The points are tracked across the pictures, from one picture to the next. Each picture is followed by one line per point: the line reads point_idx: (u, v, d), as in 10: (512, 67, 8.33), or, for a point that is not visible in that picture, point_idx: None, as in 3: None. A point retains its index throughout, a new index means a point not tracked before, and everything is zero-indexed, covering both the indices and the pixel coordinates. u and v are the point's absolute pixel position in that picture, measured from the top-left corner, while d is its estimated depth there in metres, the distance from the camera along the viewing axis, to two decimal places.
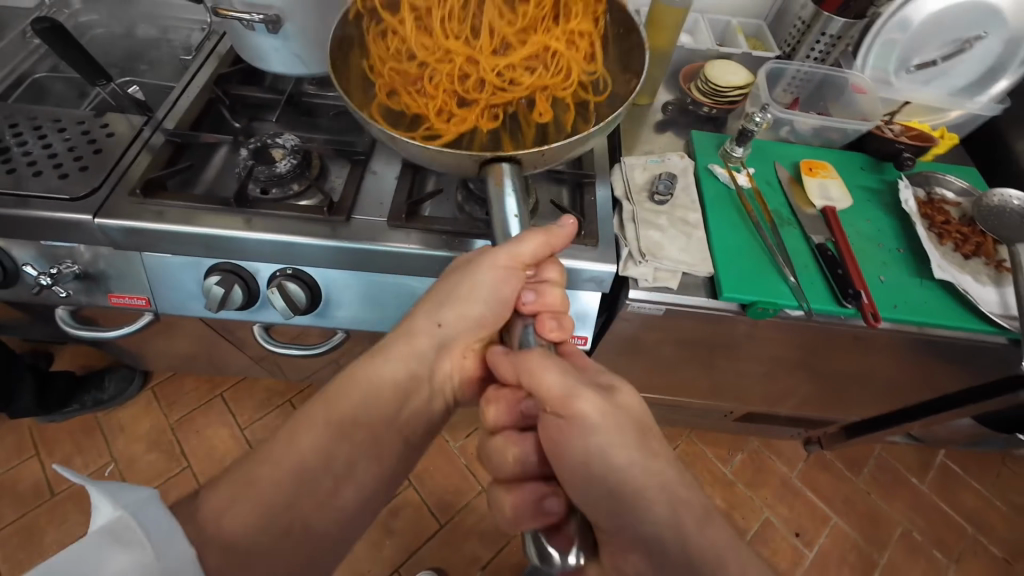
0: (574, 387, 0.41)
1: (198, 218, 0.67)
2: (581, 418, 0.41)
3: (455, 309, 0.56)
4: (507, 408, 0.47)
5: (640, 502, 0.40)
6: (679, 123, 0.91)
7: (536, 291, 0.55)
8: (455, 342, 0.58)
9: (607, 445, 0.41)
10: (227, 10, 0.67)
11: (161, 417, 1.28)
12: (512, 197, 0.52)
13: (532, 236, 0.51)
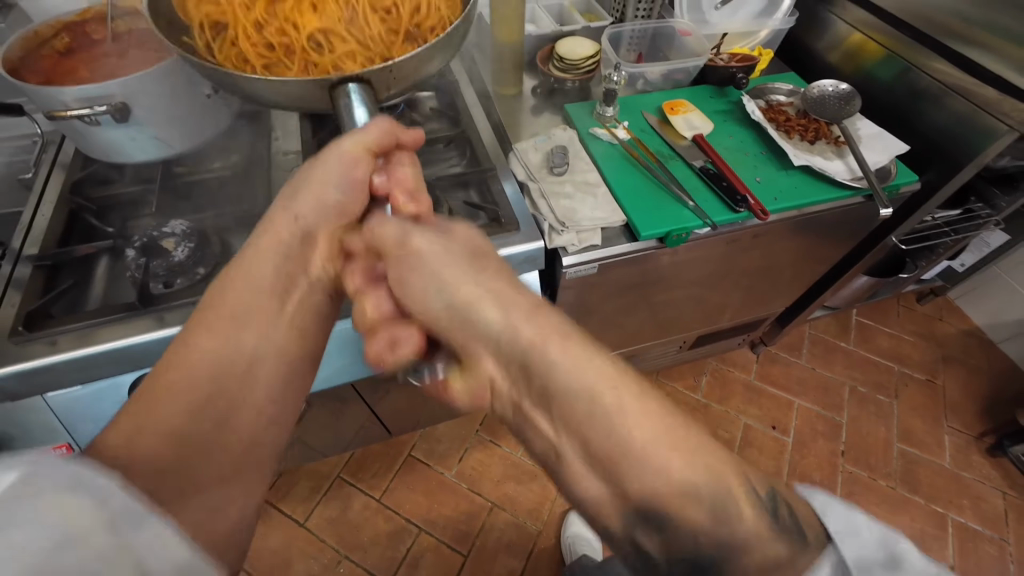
0: (409, 232, 0.45)
1: (102, 333, 0.62)
2: (418, 254, 0.44)
3: (308, 197, 0.51)
4: (363, 273, 0.50)
5: (548, 355, 0.36)
6: (551, 102, 0.99)
7: (387, 172, 0.53)
8: (319, 231, 0.51)
9: (443, 272, 0.42)
10: (63, 111, 0.63)
11: None
12: (357, 102, 0.49)
13: (377, 121, 0.50)
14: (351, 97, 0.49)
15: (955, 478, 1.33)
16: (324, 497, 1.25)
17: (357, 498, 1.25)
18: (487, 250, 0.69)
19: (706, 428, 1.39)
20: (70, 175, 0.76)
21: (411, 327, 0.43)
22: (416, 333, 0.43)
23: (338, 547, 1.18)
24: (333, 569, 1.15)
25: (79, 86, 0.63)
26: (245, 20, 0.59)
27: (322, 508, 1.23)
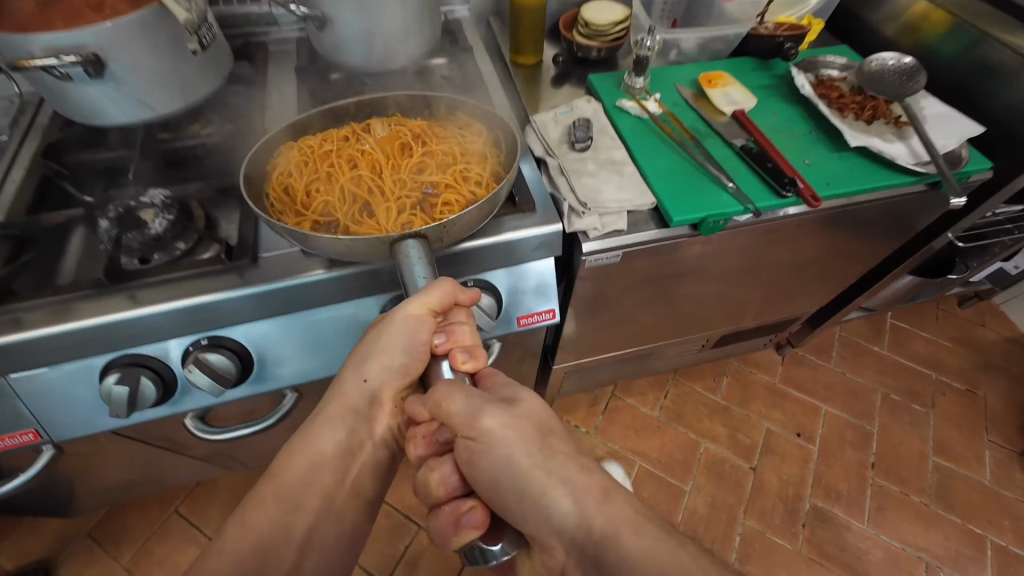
0: (478, 410, 0.45)
1: (66, 313, 0.56)
2: (485, 434, 0.45)
3: (378, 363, 0.54)
4: (425, 441, 0.51)
5: (552, 498, 0.45)
6: (573, 73, 0.90)
7: (445, 331, 0.52)
8: (384, 395, 0.57)
9: (512, 456, 0.45)
10: (29, 60, 0.56)
11: (111, 562, 1.10)
12: (419, 266, 0.52)
13: (439, 284, 0.51)
14: (410, 253, 0.52)
15: (996, 498, 1.23)
16: None
17: None
18: (497, 231, 0.61)
19: (724, 431, 1.30)
20: (47, 139, 0.70)
21: (476, 505, 0.45)
22: (482, 512, 0.45)
23: None
24: None
25: (48, 33, 0.56)
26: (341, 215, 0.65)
27: None
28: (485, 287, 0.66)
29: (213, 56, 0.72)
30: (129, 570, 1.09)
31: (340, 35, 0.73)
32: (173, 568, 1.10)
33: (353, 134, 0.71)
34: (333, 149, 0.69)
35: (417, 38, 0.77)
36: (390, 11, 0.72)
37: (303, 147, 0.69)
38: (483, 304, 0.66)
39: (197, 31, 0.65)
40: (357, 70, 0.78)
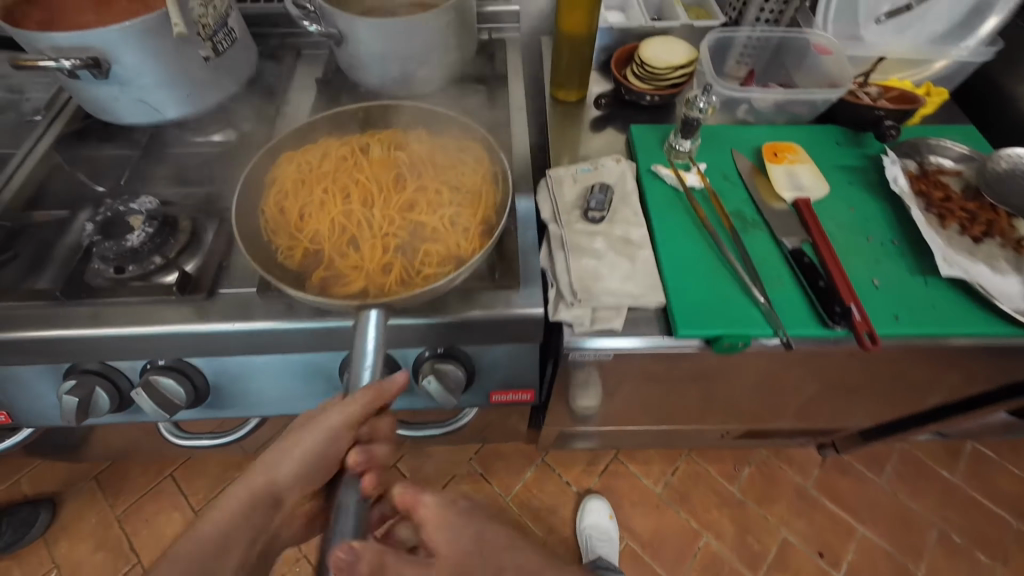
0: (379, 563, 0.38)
1: (27, 319, 0.55)
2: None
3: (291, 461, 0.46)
4: None
5: None
6: (618, 117, 0.79)
7: (367, 450, 0.45)
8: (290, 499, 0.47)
9: None
10: (27, 60, 0.54)
11: (106, 510, 1.18)
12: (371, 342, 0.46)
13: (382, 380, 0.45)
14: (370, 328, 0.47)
15: None
16: None
17: None
18: (468, 310, 0.54)
19: (732, 529, 1.15)
20: (67, 127, 0.71)
21: None
22: None
23: None
24: None
25: (50, 34, 0.55)
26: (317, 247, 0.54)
27: None
28: (457, 358, 0.61)
29: (228, 61, 0.69)
30: (120, 521, 1.17)
31: (358, 55, 0.67)
32: (156, 530, 1.16)
33: (352, 152, 0.60)
34: (329, 168, 0.58)
35: (440, 61, 0.69)
36: (412, 32, 0.64)
37: (301, 163, 0.58)
38: (452, 375, 0.60)
39: (211, 36, 0.64)
40: (376, 91, 0.72)
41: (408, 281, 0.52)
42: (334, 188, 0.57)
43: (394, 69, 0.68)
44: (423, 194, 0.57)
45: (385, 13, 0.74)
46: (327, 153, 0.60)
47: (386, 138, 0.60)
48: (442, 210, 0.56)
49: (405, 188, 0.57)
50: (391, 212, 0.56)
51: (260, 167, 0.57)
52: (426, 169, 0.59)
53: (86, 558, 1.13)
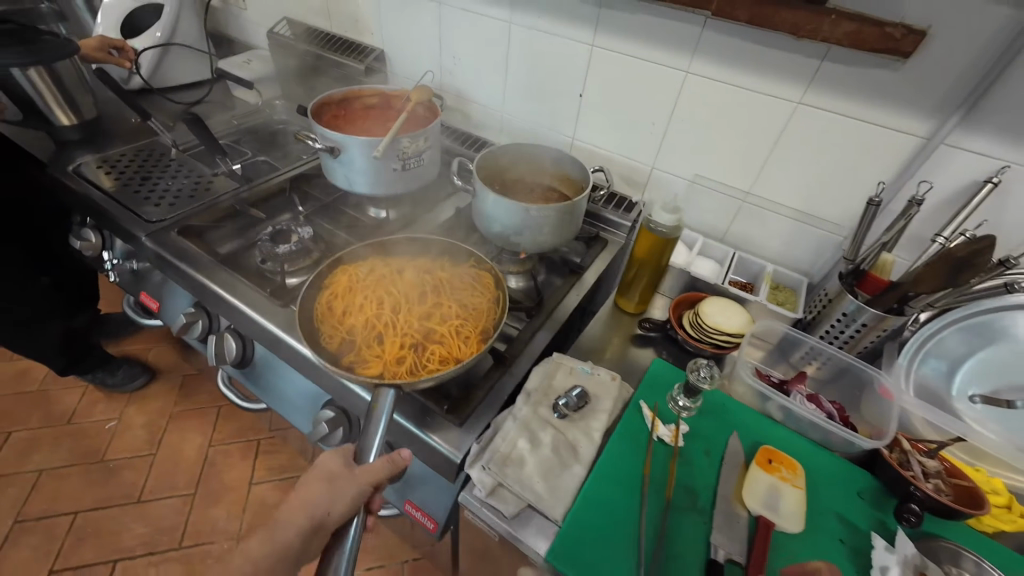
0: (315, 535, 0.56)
1: (199, 262, 0.86)
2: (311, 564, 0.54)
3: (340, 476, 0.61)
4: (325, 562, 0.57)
5: None
6: (659, 346, 0.85)
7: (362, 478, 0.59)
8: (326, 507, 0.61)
9: None
10: (303, 137, 0.91)
11: (172, 403, 1.52)
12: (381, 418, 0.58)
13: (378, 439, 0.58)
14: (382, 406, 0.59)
15: None
16: (283, 479, 1.38)
17: None
18: (412, 417, 0.65)
19: None
20: (309, 170, 1.10)
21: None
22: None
23: (243, 525, 1.29)
24: (224, 537, 1.26)
25: (320, 128, 0.90)
26: (355, 337, 0.68)
27: (268, 482, 1.38)
28: (393, 454, 0.73)
29: (410, 173, 0.97)
30: (171, 416, 1.49)
31: (480, 208, 0.89)
32: (181, 439, 1.44)
33: (389, 271, 0.76)
34: (369, 281, 0.73)
35: (531, 237, 0.87)
36: (518, 212, 0.83)
37: (349, 275, 0.74)
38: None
39: (404, 157, 0.94)
40: (483, 235, 0.93)
41: (420, 369, 0.65)
42: (370, 295, 0.72)
43: (497, 227, 0.87)
44: (440, 308, 0.72)
45: (523, 192, 0.96)
46: (376, 267, 0.76)
47: (421, 262, 0.78)
48: (449, 323, 0.70)
49: (427, 303, 0.73)
50: (409, 321, 0.70)
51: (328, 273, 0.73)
52: (446, 288, 0.75)
53: (135, 426, 1.45)
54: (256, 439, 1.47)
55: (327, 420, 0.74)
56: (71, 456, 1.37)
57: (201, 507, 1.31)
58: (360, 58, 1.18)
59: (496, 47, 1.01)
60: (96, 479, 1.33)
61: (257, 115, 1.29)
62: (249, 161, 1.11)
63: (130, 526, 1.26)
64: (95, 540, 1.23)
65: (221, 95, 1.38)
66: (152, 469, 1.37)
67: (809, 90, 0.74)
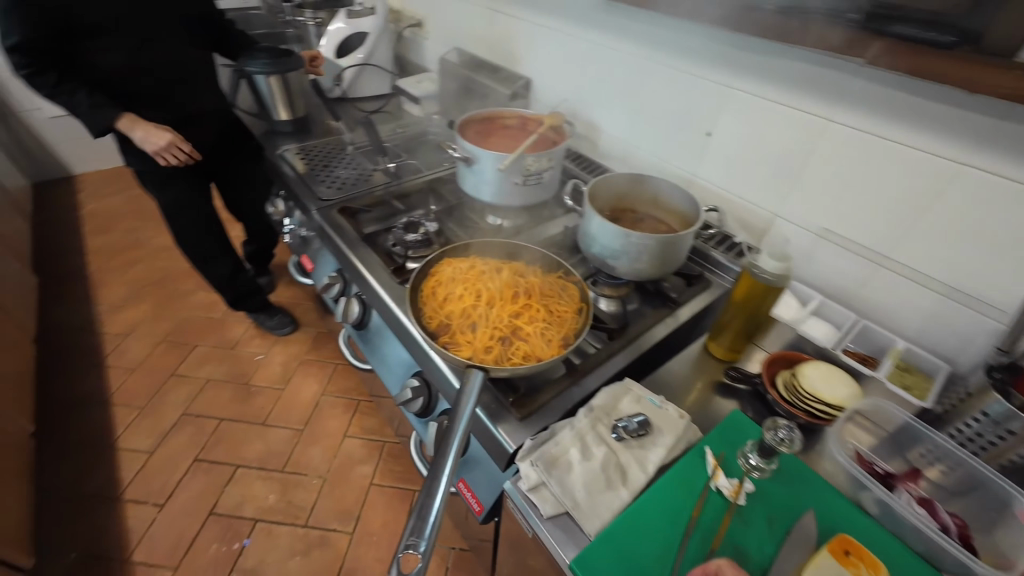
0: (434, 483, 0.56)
1: (347, 237, 1.05)
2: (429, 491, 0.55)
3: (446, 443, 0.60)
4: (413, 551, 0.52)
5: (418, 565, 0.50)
6: (743, 398, 0.80)
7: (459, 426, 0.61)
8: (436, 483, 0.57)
9: None
10: (446, 147, 1.06)
11: (304, 352, 1.82)
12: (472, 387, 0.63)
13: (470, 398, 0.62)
14: (472, 379, 0.64)
15: None
16: (370, 440, 1.56)
17: (370, 465, 1.50)
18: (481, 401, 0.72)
19: None
20: (446, 175, 1.26)
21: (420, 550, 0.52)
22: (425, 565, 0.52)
23: (331, 468, 1.48)
24: (315, 474, 1.47)
25: (461, 140, 1.04)
26: (451, 324, 0.75)
27: (358, 438, 1.56)
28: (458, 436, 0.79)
29: (529, 189, 1.07)
30: (301, 362, 1.79)
31: (584, 228, 0.93)
32: (304, 383, 1.72)
33: (486, 270, 0.83)
34: (469, 275, 0.81)
35: (628, 263, 0.88)
36: (619, 237, 0.86)
37: (453, 268, 0.83)
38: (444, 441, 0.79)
39: (526, 173, 1.04)
40: (583, 254, 0.97)
41: (503, 360, 0.71)
42: (467, 288, 0.79)
43: (596, 249, 0.91)
44: (528, 309, 0.78)
45: (631, 219, 0.99)
46: (476, 266, 0.84)
47: (516, 267, 0.85)
48: (533, 324, 0.75)
49: (516, 303, 0.79)
50: (499, 316, 0.76)
51: (435, 265, 0.83)
52: (536, 292, 0.80)
53: (274, 364, 1.78)
54: (357, 399, 1.68)
55: (412, 388, 0.85)
56: (229, 375, 1.73)
57: (304, 442, 1.54)
58: (508, 85, 1.34)
59: (631, 83, 1.06)
60: (240, 397, 1.66)
61: (417, 125, 1.52)
62: (402, 162, 1.32)
63: (253, 441, 1.54)
64: (228, 444, 1.52)
65: (394, 108, 1.65)
66: (278, 401, 1.66)
67: (977, 152, 0.65)
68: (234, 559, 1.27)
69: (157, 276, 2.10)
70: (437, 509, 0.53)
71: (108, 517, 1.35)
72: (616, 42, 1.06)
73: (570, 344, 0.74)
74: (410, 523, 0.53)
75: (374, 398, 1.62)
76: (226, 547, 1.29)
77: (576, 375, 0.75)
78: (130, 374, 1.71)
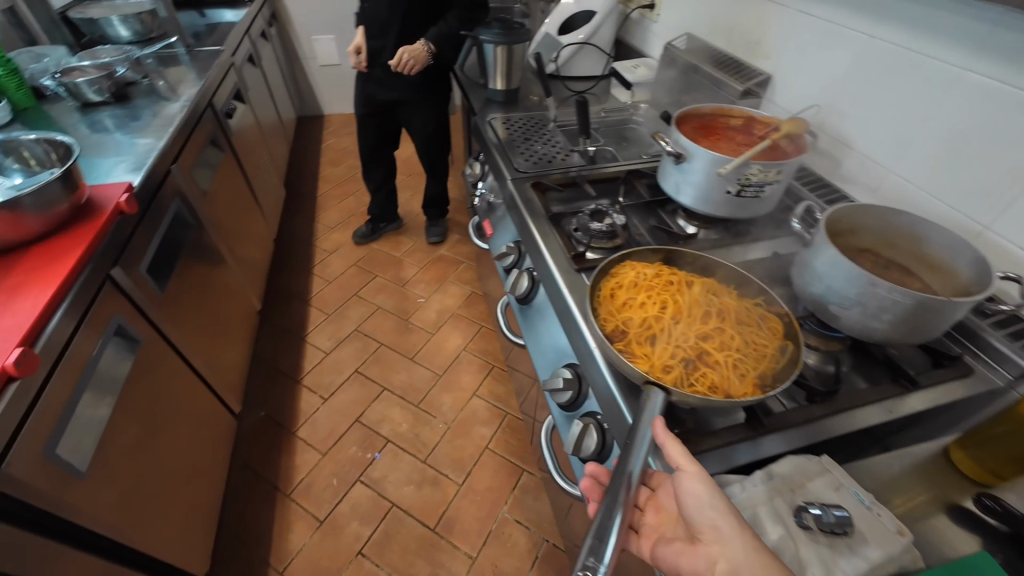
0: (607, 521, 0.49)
1: (534, 213, 1.06)
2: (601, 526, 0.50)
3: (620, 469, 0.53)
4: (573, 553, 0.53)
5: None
6: (992, 545, 0.59)
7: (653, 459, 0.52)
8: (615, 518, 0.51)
9: None
10: (659, 139, 0.98)
11: (458, 307, 1.97)
12: (649, 411, 0.55)
13: (651, 421, 0.54)
14: (651, 401, 0.56)
15: None
16: (495, 406, 1.62)
17: (491, 429, 1.56)
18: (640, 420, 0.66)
19: None
20: (645, 168, 1.18)
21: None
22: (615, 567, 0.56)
23: (457, 419, 1.59)
24: (443, 419, 1.59)
25: (677, 134, 0.95)
26: (629, 334, 0.68)
27: (486, 401, 1.64)
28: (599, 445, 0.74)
29: (741, 201, 0.94)
30: (453, 315, 1.94)
31: (807, 261, 0.78)
32: (451, 334, 1.86)
33: (672, 278, 0.74)
34: (654, 282, 0.73)
35: (861, 317, 0.71)
36: (859, 282, 0.69)
37: (637, 271, 0.75)
38: (585, 445, 0.75)
39: (744, 184, 0.91)
40: (794, 291, 0.82)
41: (684, 384, 0.62)
42: (649, 295, 0.71)
43: (817, 289, 0.75)
44: (720, 334, 0.66)
45: (871, 265, 0.80)
46: (660, 272, 0.75)
47: (707, 281, 0.73)
48: (723, 352, 0.64)
49: (705, 324, 0.68)
50: (683, 335, 0.66)
51: (616, 264, 0.76)
52: (731, 317, 0.68)
53: (432, 310, 1.96)
54: (493, 364, 1.76)
55: (564, 379, 0.82)
56: (396, 308, 1.96)
57: (440, 388, 1.68)
58: (741, 81, 1.19)
59: (896, 83, 0.88)
60: (399, 330, 1.87)
61: (623, 112, 1.45)
62: (600, 148, 1.28)
63: (401, 371, 1.72)
64: (382, 367, 1.74)
65: (602, 92, 1.62)
66: (428, 344, 1.83)
67: None
68: (365, 466, 1.46)
69: (362, 209, 2.48)
70: (613, 543, 0.48)
71: (289, 394, 1.65)
72: (888, 29, 0.88)
73: (768, 388, 0.62)
74: (587, 543, 0.49)
75: (508, 369, 1.67)
76: (362, 453, 1.49)
77: (761, 428, 0.63)
78: (327, 284, 2.06)
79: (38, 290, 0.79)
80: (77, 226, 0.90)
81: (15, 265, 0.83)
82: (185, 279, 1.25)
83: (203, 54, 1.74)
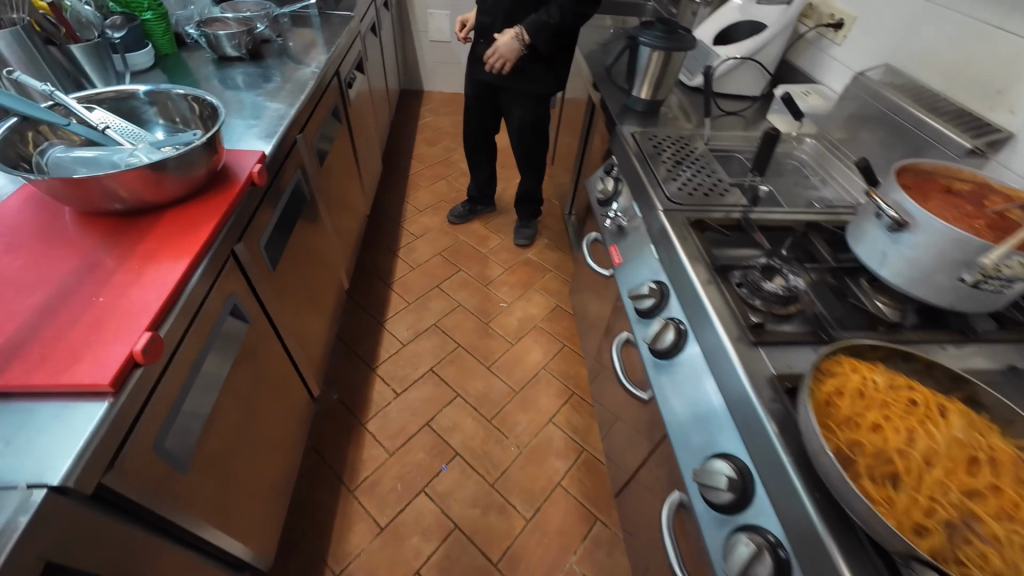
0: None
1: (693, 255, 0.91)
2: None
3: None
4: None
5: None
6: None
7: None
8: None
9: None
10: (874, 198, 0.80)
11: (542, 319, 1.86)
12: None
13: None
14: None
15: None
16: (572, 439, 1.51)
17: (566, 464, 1.44)
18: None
19: None
20: (823, 221, 1.00)
21: None
22: None
23: (530, 444, 1.48)
24: (515, 441, 1.49)
25: (904, 197, 0.76)
26: (858, 462, 0.53)
27: (562, 430, 1.52)
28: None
29: (973, 293, 0.75)
30: (536, 327, 1.82)
31: None
32: (532, 348, 1.75)
33: (912, 396, 0.58)
34: (890, 397, 0.58)
35: None
36: None
37: (863, 376, 0.60)
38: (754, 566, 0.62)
39: (988, 274, 0.72)
40: None
41: (950, 560, 0.46)
42: (883, 415, 0.56)
43: None
44: (994, 492, 0.50)
45: None
46: (896, 384, 0.59)
47: (963, 408, 0.57)
48: (1005, 521, 0.48)
49: (969, 473, 0.51)
50: (938, 483, 0.50)
51: (832, 361, 0.62)
52: (1005, 468, 0.52)
53: (515, 318, 1.85)
54: (573, 390, 1.63)
55: (727, 476, 0.69)
56: (477, 308, 1.88)
57: (516, 405, 1.58)
58: (966, 136, 0.98)
59: None
60: (479, 333, 1.79)
61: (786, 145, 1.26)
62: (765, 187, 1.11)
63: (477, 379, 1.64)
64: (458, 370, 1.66)
65: (756, 116, 1.42)
66: (507, 354, 1.73)
67: None
68: (432, 475, 1.38)
69: (452, 196, 2.40)
70: None
71: (364, 380, 1.60)
72: None
73: None
74: None
75: (592, 401, 1.54)
76: (431, 462, 1.41)
77: None
78: (411, 270, 2.00)
79: (170, 262, 0.73)
80: (212, 195, 0.85)
81: (149, 229, 0.78)
82: (292, 253, 1.20)
83: (334, 19, 1.69)
